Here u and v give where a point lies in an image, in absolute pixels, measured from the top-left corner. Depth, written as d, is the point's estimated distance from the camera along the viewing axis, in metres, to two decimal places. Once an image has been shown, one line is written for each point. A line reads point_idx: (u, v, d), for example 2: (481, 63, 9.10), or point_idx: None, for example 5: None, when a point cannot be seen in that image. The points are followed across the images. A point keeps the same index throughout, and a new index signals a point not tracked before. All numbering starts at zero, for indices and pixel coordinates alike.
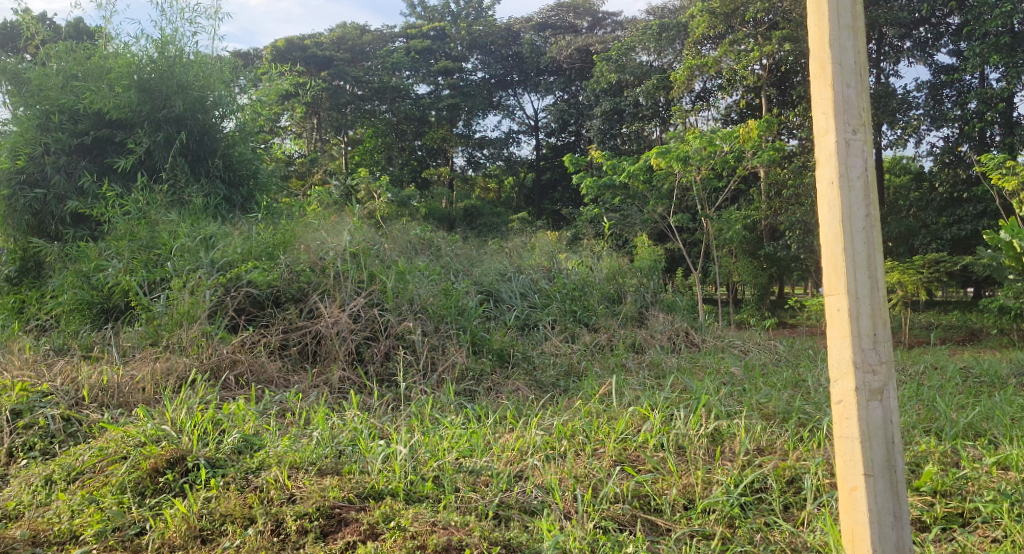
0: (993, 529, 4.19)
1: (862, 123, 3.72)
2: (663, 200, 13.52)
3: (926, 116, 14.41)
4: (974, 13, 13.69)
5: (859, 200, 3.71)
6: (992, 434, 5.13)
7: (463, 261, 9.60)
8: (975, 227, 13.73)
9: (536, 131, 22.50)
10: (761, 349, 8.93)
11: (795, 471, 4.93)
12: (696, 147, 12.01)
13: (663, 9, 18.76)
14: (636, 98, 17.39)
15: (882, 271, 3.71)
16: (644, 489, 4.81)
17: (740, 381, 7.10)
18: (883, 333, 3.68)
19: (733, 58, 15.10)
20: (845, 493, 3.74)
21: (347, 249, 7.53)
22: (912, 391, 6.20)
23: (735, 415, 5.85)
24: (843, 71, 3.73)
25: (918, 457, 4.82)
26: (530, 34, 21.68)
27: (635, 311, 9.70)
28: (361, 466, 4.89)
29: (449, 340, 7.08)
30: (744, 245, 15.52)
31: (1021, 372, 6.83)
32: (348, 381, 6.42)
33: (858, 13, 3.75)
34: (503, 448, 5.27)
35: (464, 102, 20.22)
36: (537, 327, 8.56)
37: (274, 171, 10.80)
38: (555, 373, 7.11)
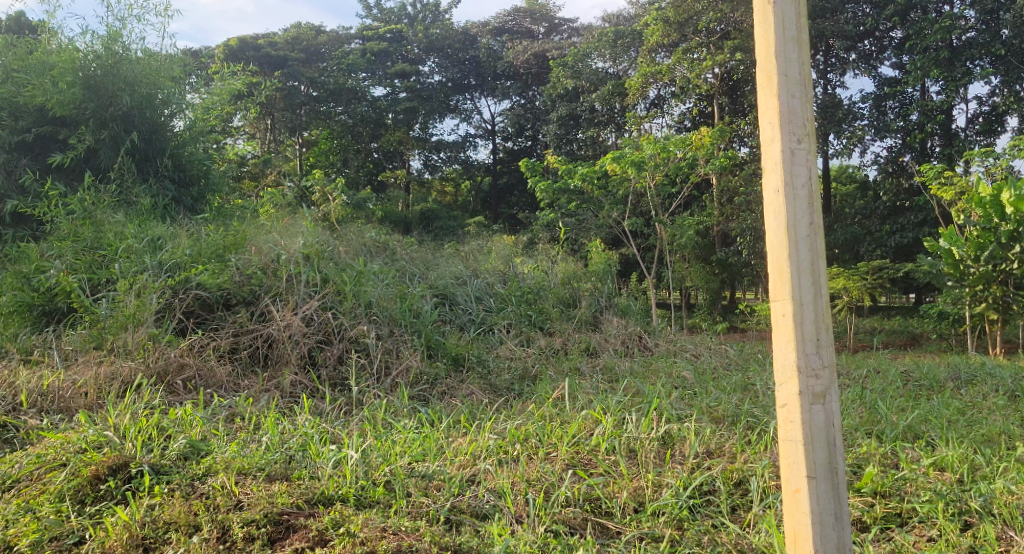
0: (928, 529, 4.32)
1: (806, 133, 3.83)
2: (618, 205, 13.65)
3: (871, 127, 14.69)
4: (916, 27, 14.12)
5: (804, 209, 3.80)
6: (929, 436, 5.29)
7: (419, 264, 9.61)
8: (917, 235, 14.12)
9: (493, 135, 22.53)
10: (712, 353, 9.09)
11: (743, 474, 5.03)
12: (650, 153, 12.16)
13: (618, 17, 18.96)
14: (592, 104, 17.54)
15: (825, 277, 3.81)
16: (595, 493, 4.87)
17: (691, 385, 7.22)
18: (826, 337, 3.78)
19: (687, 66, 15.31)
20: (788, 494, 3.83)
21: (300, 251, 7.49)
22: (855, 394, 6.37)
23: (685, 419, 5.94)
24: (788, 82, 3.82)
25: (859, 459, 4.96)
26: (487, 38, 21.75)
27: (589, 316, 9.79)
28: (311, 471, 4.88)
29: (404, 344, 7.09)
30: (697, 251, 15.75)
31: (959, 375, 7.06)
32: (300, 386, 6.38)
33: (803, 25, 3.85)
34: (456, 452, 5.29)
35: (422, 105, 20.20)
36: (493, 331, 8.61)
37: (225, 172, 10.69)
38: (510, 377, 7.16)
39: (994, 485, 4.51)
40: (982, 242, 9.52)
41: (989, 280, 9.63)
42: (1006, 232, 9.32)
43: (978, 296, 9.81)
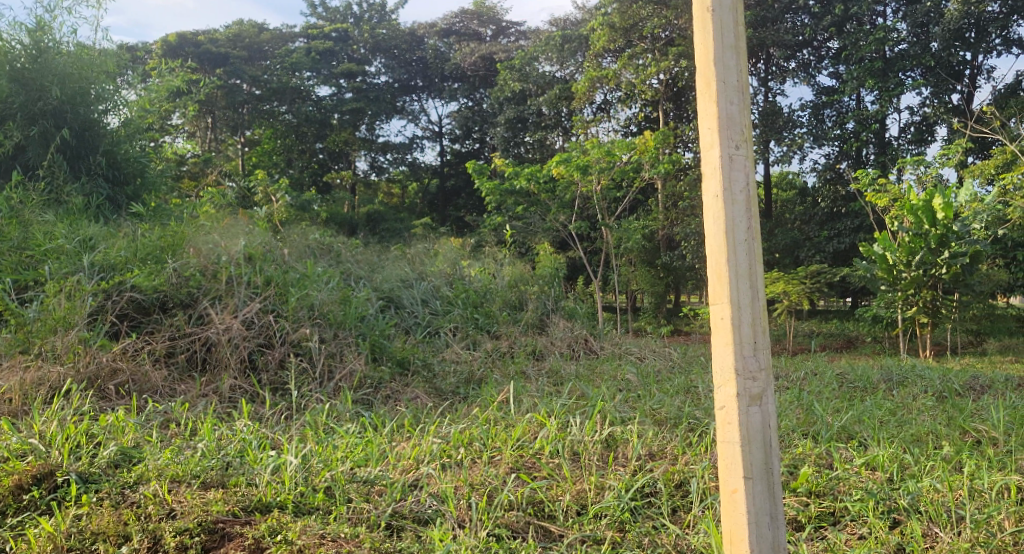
0: (860, 526, 4.43)
1: (744, 139, 3.89)
2: (564, 209, 13.73)
3: (809, 134, 15.07)
4: (852, 38, 14.50)
5: (742, 213, 3.87)
6: (862, 436, 5.43)
7: (364, 267, 9.54)
8: (853, 240, 14.56)
9: (441, 137, 22.49)
10: (656, 356, 9.21)
11: (684, 476, 5.10)
12: (595, 157, 12.28)
13: (565, 21, 19.07)
14: (539, 108, 17.65)
15: (762, 281, 3.88)
16: (539, 496, 4.89)
17: (635, 387, 7.30)
18: (763, 340, 3.85)
19: (632, 72, 15.48)
20: (726, 495, 3.89)
21: (242, 253, 7.38)
22: (792, 396, 6.50)
23: (628, 421, 6.01)
24: (727, 88, 3.88)
25: (795, 459, 5.07)
26: (434, 39, 21.72)
27: (536, 318, 9.83)
28: (249, 478, 4.82)
29: (348, 347, 7.05)
30: (642, 255, 15.93)
31: (891, 377, 7.27)
32: (239, 390, 6.30)
33: (741, 34, 3.92)
34: (399, 457, 5.28)
35: (368, 106, 20.07)
36: (439, 334, 8.58)
37: (164, 171, 10.48)
38: (455, 380, 7.15)
39: (921, 483, 4.63)
40: (913, 246, 9.81)
41: (919, 285, 9.97)
42: (936, 237, 9.68)
43: (909, 300, 10.13)
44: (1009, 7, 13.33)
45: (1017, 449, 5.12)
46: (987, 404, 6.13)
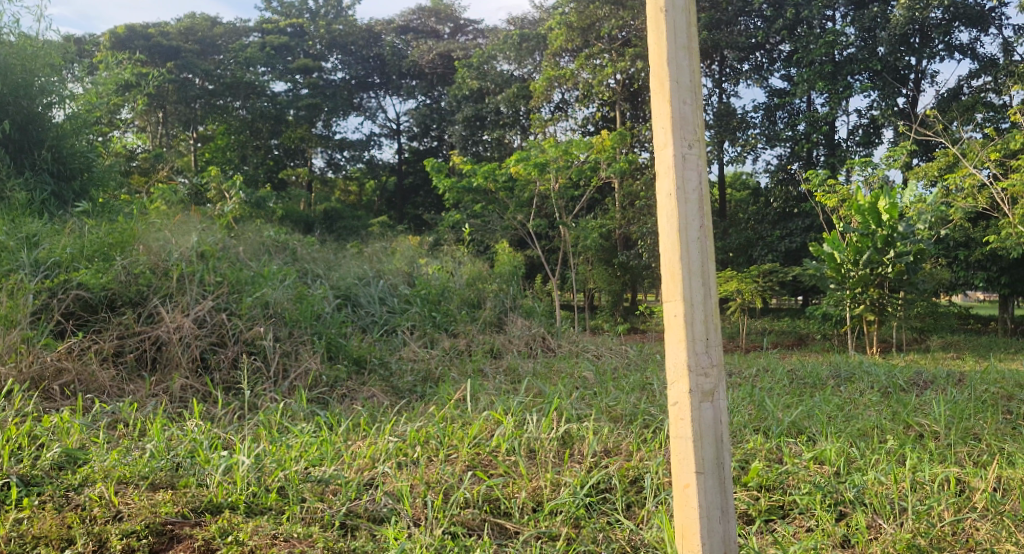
0: (807, 519, 4.52)
1: (697, 138, 3.94)
2: (522, 208, 13.78)
3: (762, 135, 15.30)
4: (802, 41, 14.77)
5: (694, 212, 3.92)
6: (811, 431, 5.54)
7: (320, 265, 9.48)
8: (804, 240, 14.85)
9: (398, 135, 22.37)
10: (613, 354, 9.27)
11: (638, 471, 5.17)
12: (553, 156, 12.36)
13: (523, 20, 19.11)
14: (497, 106, 17.66)
15: (714, 279, 3.93)
16: (495, 493, 4.92)
17: (592, 384, 7.37)
18: (715, 337, 3.91)
19: (589, 72, 15.60)
20: (678, 490, 3.95)
21: (193, 250, 7.27)
22: (744, 393, 6.61)
23: (585, 419, 6.06)
24: (680, 89, 3.93)
25: (746, 454, 5.16)
26: (391, 36, 21.62)
27: (494, 317, 9.84)
28: (199, 478, 4.78)
29: (303, 346, 7.01)
30: (600, 254, 16.05)
31: (839, 373, 7.42)
32: (190, 390, 6.22)
33: (693, 34, 3.97)
34: (355, 456, 5.27)
35: (324, 102, 19.94)
36: (396, 333, 8.54)
37: (112, 167, 10.29)
38: (412, 379, 7.13)
39: (866, 477, 4.75)
40: (860, 246, 10.03)
41: (866, 283, 10.17)
42: (882, 237, 9.92)
43: (856, 298, 10.31)
44: (950, 14, 13.68)
45: (958, 442, 5.27)
46: (930, 399, 6.30)
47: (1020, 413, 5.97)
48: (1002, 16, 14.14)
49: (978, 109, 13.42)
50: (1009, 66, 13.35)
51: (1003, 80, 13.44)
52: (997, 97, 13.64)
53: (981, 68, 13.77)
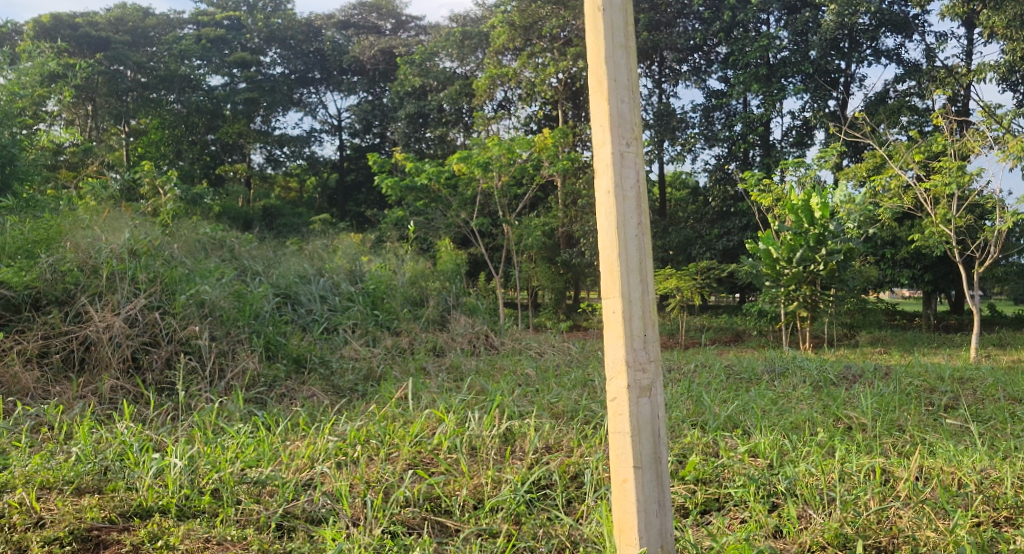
0: (742, 511, 4.61)
1: (634, 137, 3.98)
2: (465, 205, 13.75)
3: (701, 135, 15.55)
4: (739, 44, 14.97)
5: (632, 209, 3.95)
6: (746, 425, 5.66)
7: (259, 263, 9.35)
8: (741, 238, 15.12)
9: (340, 131, 22.15)
10: (555, 351, 9.32)
11: (579, 467, 5.21)
12: (495, 154, 12.38)
13: (465, 17, 19.09)
14: (439, 103, 17.58)
15: (652, 276, 3.98)
16: (436, 492, 4.91)
17: (534, 382, 7.39)
18: (652, 333, 3.96)
19: (532, 71, 15.65)
20: (617, 485, 3.99)
21: (125, 248, 7.07)
22: (682, 388, 6.71)
23: (526, 415, 6.09)
24: (618, 87, 3.96)
25: (683, 449, 5.25)
26: (332, 31, 21.41)
27: (436, 315, 9.79)
28: (128, 482, 4.68)
29: (241, 345, 6.90)
30: (543, 251, 16.11)
31: (774, 368, 7.59)
32: (121, 391, 6.08)
33: (630, 33, 4.00)
34: (293, 456, 5.22)
35: (263, 97, 19.74)
36: (337, 332, 8.45)
37: (38, 160, 10.00)
38: (353, 378, 7.07)
39: (798, 468, 4.86)
40: (793, 244, 10.27)
41: (800, 280, 10.41)
42: (815, 236, 10.12)
43: (791, 295, 10.53)
44: (878, 20, 14.11)
45: (883, 434, 5.44)
46: (859, 392, 6.47)
47: (941, 404, 6.18)
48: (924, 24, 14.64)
49: (904, 112, 13.86)
50: (931, 71, 13.80)
51: (925, 85, 13.90)
52: (920, 101, 14.10)
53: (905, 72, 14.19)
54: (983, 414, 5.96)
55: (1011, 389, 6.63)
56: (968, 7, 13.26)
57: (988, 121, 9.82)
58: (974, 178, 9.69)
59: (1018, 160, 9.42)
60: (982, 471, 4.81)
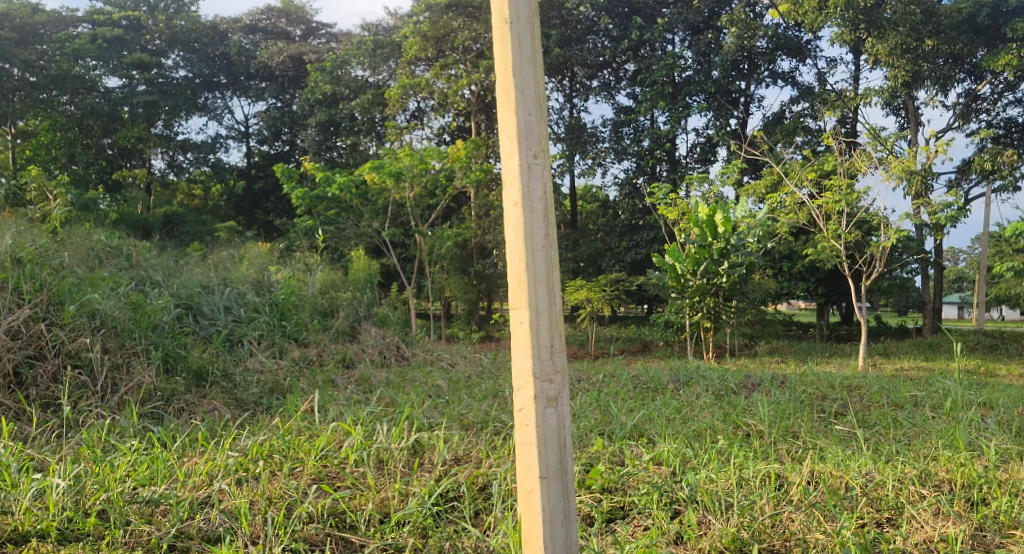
0: (645, 518, 4.66)
1: (541, 149, 3.98)
2: (378, 215, 13.55)
3: (610, 149, 15.78)
4: (646, 62, 15.30)
5: (540, 220, 3.95)
6: (650, 434, 5.73)
7: (160, 272, 9.01)
8: (649, 251, 15.38)
9: (247, 137, 21.62)
10: (467, 363, 9.25)
11: (487, 479, 5.17)
12: (408, 164, 12.29)
13: (377, 26, 18.92)
14: (351, 112, 17.35)
15: (559, 287, 3.98)
16: (341, 506, 4.80)
17: (444, 393, 7.32)
18: (559, 343, 3.96)
19: (444, 82, 15.58)
20: (523, 495, 3.96)
21: (8, 257, 6.72)
22: (590, 398, 6.75)
23: (435, 427, 6.02)
24: (524, 99, 3.95)
25: (591, 458, 5.28)
26: (238, 36, 20.89)
27: (347, 326, 9.59)
28: (5, 504, 4.52)
29: (136, 357, 6.61)
30: (456, 262, 16.04)
31: (679, 378, 7.72)
32: (1, 408, 5.79)
33: (538, 47, 4.00)
34: (190, 473, 5.03)
35: (164, 100, 18.84)
36: (241, 343, 8.20)
37: None
38: (257, 391, 6.85)
39: (700, 475, 4.94)
40: (698, 257, 10.52)
41: (704, 292, 10.67)
42: (718, 249, 10.46)
43: (695, 306, 10.77)
44: (774, 44, 14.67)
45: (779, 440, 5.60)
46: (757, 400, 6.65)
47: (831, 412, 6.39)
48: (816, 49, 15.24)
49: (798, 132, 14.37)
50: (823, 94, 14.30)
51: (818, 107, 14.39)
52: (813, 122, 14.63)
53: (799, 94, 14.68)
54: (869, 421, 6.19)
55: (896, 396, 6.88)
56: (855, 34, 13.77)
57: (874, 143, 10.27)
58: (862, 196, 10.11)
59: (900, 180, 9.85)
60: (868, 475, 4.98)
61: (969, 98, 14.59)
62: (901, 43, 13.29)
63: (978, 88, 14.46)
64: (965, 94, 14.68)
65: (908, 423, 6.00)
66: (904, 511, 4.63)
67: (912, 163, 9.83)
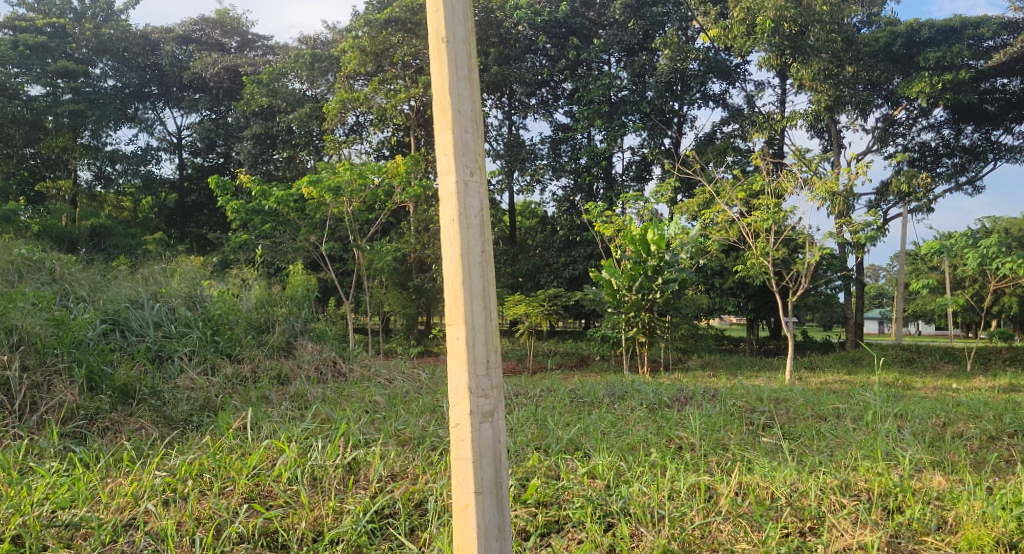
0: (579, 531, 4.73)
1: (478, 166, 4.00)
2: (316, 229, 13.38)
3: (548, 167, 15.91)
4: (583, 81, 15.48)
5: (476, 237, 3.97)
6: (586, 447, 5.77)
7: (86, 287, 8.78)
8: (586, 267, 15.53)
9: (180, 149, 21.16)
10: (405, 378, 9.18)
11: (423, 494, 5.10)
12: (346, 179, 12.19)
13: (315, 40, 18.80)
14: (288, 125, 17.16)
15: (495, 303, 4.00)
16: (272, 526, 4.77)
17: (381, 409, 7.26)
18: (495, 359, 3.97)
19: (383, 96, 15.51)
20: (457, 511, 3.96)
21: None
22: (528, 413, 6.77)
23: (372, 443, 5.95)
24: (461, 117, 3.97)
25: (526, 472, 5.30)
26: (171, 46, 20.40)
27: (283, 341, 9.43)
28: None
29: (57, 376, 6.45)
30: (394, 277, 15.93)
31: (614, 392, 7.80)
32: None
33: (474, 66, 4.02)
34: (113, 494, 4.98)
35: (91, 111, 18.41)
36: (171, 360, 8.03)
37: None
38: (187, 407, 6.65)
39: (632, 488, 5.00)
40: (633, 273, 10.69)
41: (639, 307, 10.82)
42: (652, 266, 10.63)
43: (630, 321, 10.92)
44: (705, 67, 15.07)
45: (709, 453, 5.70)
46: (689, 413, 6.76)
47: (760, 423, 6.53)
48: (745, 73, 15.63)
49: (728, 152, 14.71)
50: (752, 116, 14.66)
51: (747, 128, 14.73)
52: (743, 143, 15.00)
53: (730, 116, 15.02)
54: (794, 432, 6.34)
55: (819, 408, 7.06)
56: (781, 60, 14.05)
57: (799, 163, 10.56)
58: (788, 215, 10.38)
59: (823, 201, 10.15)
60: (793, 485, 5.10)
61: (886, 122, 15.17)
62: (823, 69, 13.67)
63: (895, 113, 15.05)
64: (883, 119, 15.22)
65: (830, 434, 6.17)
66: (825, 520, 4.78)
67: (835, 185, 10.14)
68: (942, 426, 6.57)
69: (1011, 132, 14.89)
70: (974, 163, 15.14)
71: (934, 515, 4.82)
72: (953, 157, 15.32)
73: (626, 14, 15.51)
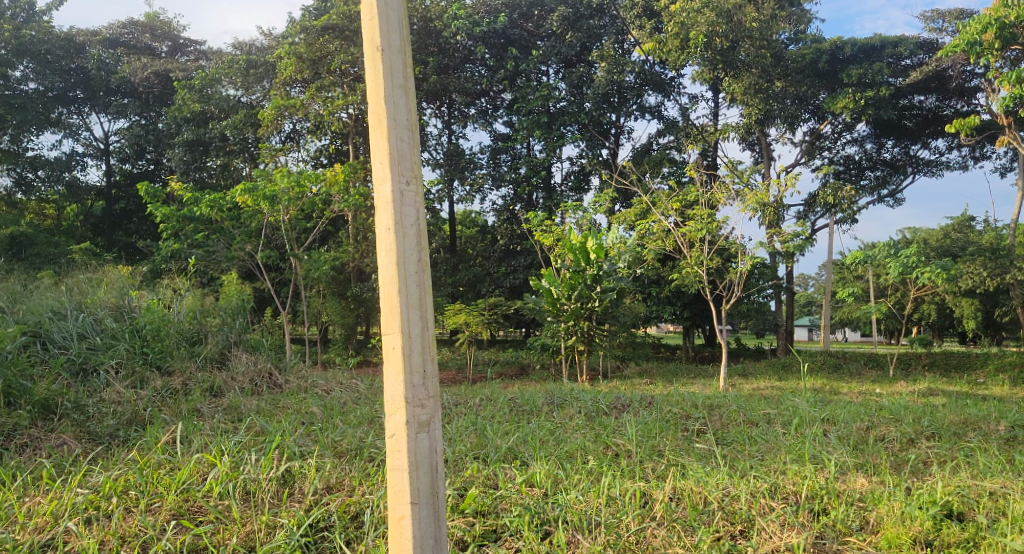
0: (516, 540, 4.71)
1: (414, 175, 3.95)
2: (251, 238, 13.12)
3: (488, 176, 15.89)
4: (522, 92, 15.53)
5: (412, 246, 3.92)
6: (524, 456, 5.76)
7: (6, 298, 8.46)
8: (526, 276, 15.56)
9: (107, 156, 20.59)
10: (343, 389, 9.06)
11: (360, 506, 4.99)
12: (283, 187, 11.98)
13: (250, 45, 18.52)
14: (222, 132, 16.84)
15: (431, 311, 3.95)
16: (202, 542, 4.66)
17: (318, 420, 7.14)
18: (431, 368, 3.91)
19: (320, 104, 15.31)
20: (393, 522, 3.89)
21: None
22: (467, 422, 6.70)
23: (307, 455, 5.82)
24: (397, 126, 3.93)
25: (465, 482, 5.25)
26: (97, 48, 19.72)
27: (217, 352, 9.19)
28: None
29: None
30: (332, 286, 15.73)
31: (553, 400, 7.80)
32: None
33: (409, 75, 3.98)
34: (32, 514, 4.83)
35: (11, 115, 17.62)
36: (97, 373, 7.79)
37: None
38: (114, 422, 6.44)
39: (570, 495, 5.00)
40: (572, 282, 10.73)
41: (577, 316, 10.86)
42: (591, 276, 10.71)
43: (569, 330, 10.96)
44: (642, 79, 15.31)
45: (646, 459, 5.73)
46: (627, 420, 6.79)
47: (694, 430, 6.60)
48: (679, 86, 15.89)
49: (664, 164, 14.93)
50: (687, 127, 14.89)
51: (682, 140, 14.96)
52: (678, 154, 15.22)
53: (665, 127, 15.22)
54: (727, 437, 6.42)
55: (751, 414, 7.17)
56: (713, 73, 14.50)
57: (732, 175, 10.72)
58: (721, 225, 10.52)
59: (755, 211, 10.33)
60: (724, 489, 5.14)
61: (813, 136, 15.58)
62: (754, 83, 13.99)
63: (821, 127, 15.45)
64: (810, 133, 15.60)
65: (761, 439, 6.27)
66: (755, 522, 4.85)
67: (766, 196, 10.33)
68: (867, 430, 6.74)
69: (928, 147, 15.43)
70: (895, 175, 15.68)
71: (857, 515, 4.93)
72: (875, 170, 15.82)
73: (563, 27, 15.68)
